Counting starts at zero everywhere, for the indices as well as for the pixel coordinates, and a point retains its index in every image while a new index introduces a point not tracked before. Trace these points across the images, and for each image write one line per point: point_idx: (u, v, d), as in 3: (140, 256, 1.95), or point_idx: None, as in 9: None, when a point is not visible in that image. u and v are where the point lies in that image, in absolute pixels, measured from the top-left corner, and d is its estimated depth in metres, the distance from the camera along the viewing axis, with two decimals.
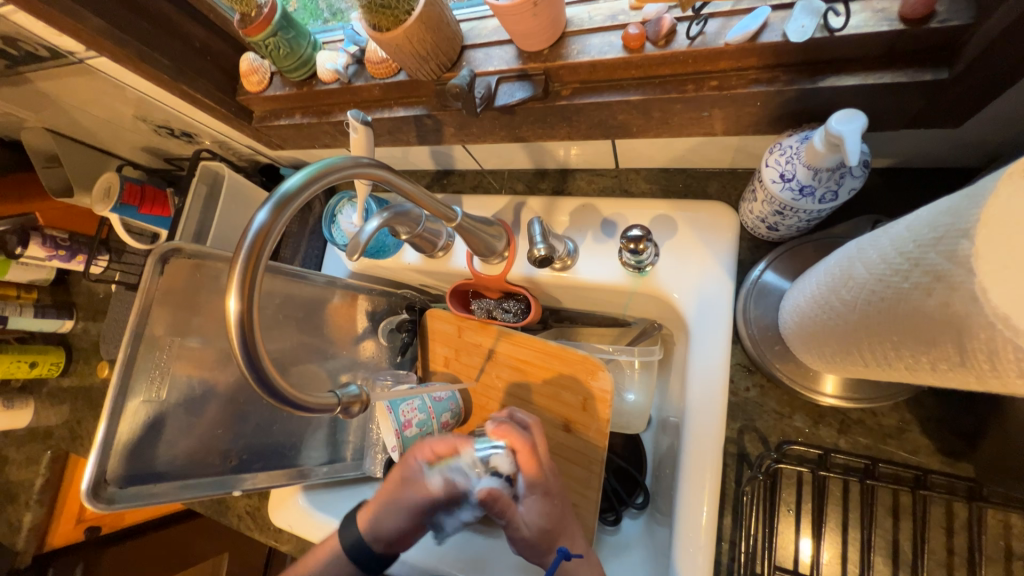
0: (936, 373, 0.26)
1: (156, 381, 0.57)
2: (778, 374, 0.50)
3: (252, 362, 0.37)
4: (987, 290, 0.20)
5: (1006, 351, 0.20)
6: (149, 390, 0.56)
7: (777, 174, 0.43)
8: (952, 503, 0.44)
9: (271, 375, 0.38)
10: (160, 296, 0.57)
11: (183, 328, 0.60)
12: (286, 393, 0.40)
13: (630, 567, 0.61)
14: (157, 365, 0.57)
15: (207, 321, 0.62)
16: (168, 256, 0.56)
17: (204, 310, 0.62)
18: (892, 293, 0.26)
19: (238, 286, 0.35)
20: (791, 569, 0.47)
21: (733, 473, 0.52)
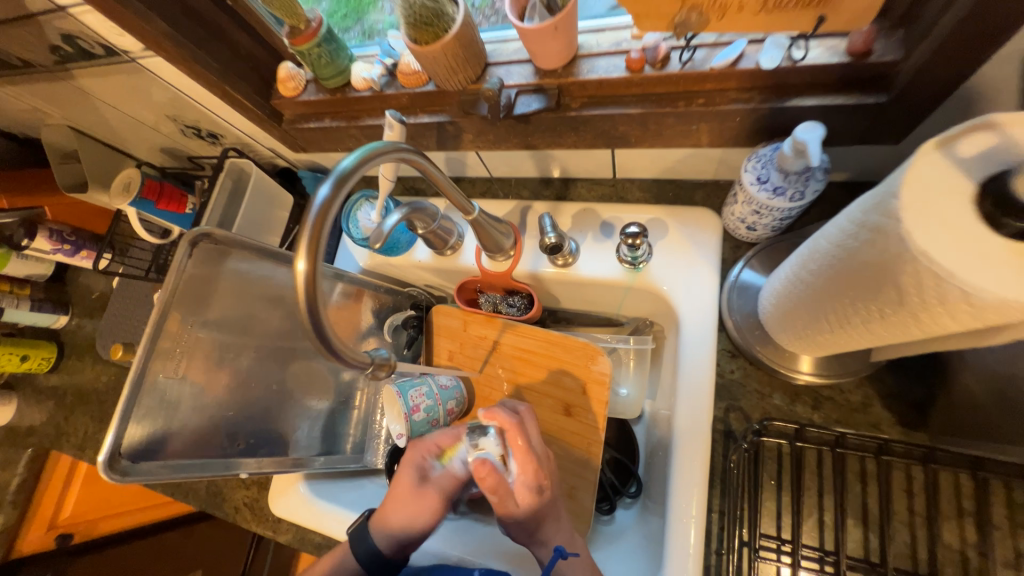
0: (892, 319, 0.32)
1: (176, 358, 0.59)
2: (759, 355, 0.56)
3: (310, 316, 0.40)
4: (910, 232, 0.26)
5: (928, 280, 0.26)
6: (169, 367, 0.58)
7: (756, 177, 0.50)
8: (911, 467, 0.50)
9: (328, 333, 0.42)
10: (185, 284, 0.58)
11: (202, 309, 0.62)
12: (336, 347, 0.43)
13: (625, 552, 0.64)
14: (179, 344, 0.59)
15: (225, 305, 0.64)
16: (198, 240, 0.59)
17: (223, 293, 0.64)
18: (847, 255, 0.33)
19: (305, 251, 0.39)
20: (775, 535, 0.51)
21: (720, 448, 0.57)
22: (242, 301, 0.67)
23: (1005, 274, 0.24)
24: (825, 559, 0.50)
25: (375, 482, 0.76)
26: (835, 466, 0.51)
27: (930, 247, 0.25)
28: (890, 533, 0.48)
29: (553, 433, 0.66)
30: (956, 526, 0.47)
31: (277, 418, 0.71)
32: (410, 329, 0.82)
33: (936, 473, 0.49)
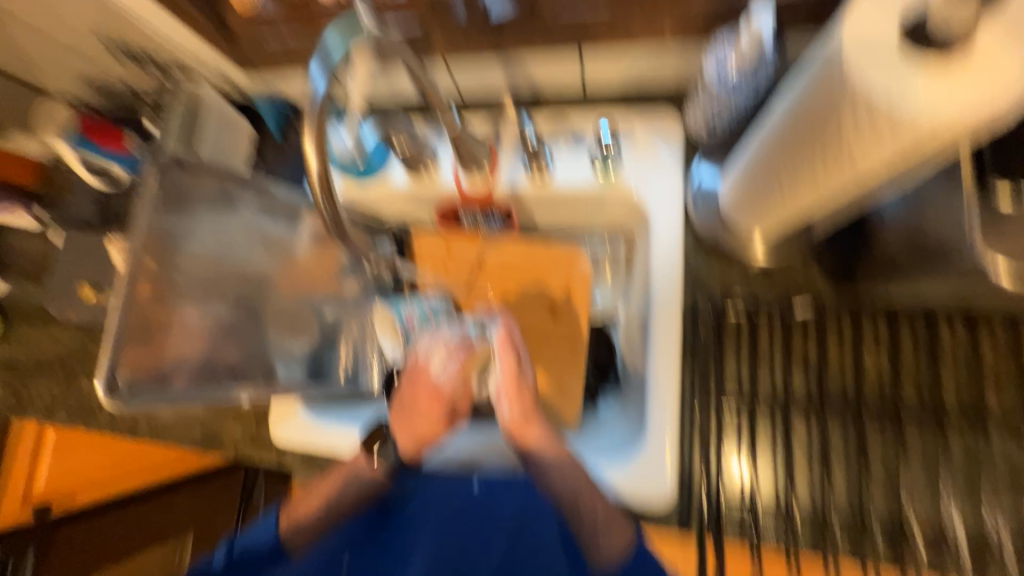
0: (839, 156, 0.38)
1: (160, 289, 0.56)
2: (718, 235, 0.64)
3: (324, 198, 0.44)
4: (849, 53, 0.32)
5: (860, 96, 0.32)
6: (154, 294, 0.55)
7: (716, 72, 0.55)
8: (842, 317, 0.60)
9: (339, 219, 0.45)
10: (160, 207, 0.55)
11: (179, 241, 0.59)
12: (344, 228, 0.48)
13: (611, 438, 0.70)
14: (158, 283, 0.56)
15: (201, 239, 0.62)
16: (167, 166, 0.56)
17: (195, 228, 0.61)
18: (808, 104, 0.38)
19: (314, 133, 0.42)
20: (737, 385, 0.61)
21: (688, 322, 0.65)
22: (225, 234, 0.66)
23: (917, 84, 0.31)
24: (776, 400, 0.59)
25: (372, 405, 0.80)
26: (782, 324, 0.61)
27: (865, 65, 0.31)
28: (825, 369, 0.59)
29: (541, 330, 0.72)
30: (880, 357, 0.58)
31: (270, 348, 0.70)
32: None
33: (861, 317, 0.59)
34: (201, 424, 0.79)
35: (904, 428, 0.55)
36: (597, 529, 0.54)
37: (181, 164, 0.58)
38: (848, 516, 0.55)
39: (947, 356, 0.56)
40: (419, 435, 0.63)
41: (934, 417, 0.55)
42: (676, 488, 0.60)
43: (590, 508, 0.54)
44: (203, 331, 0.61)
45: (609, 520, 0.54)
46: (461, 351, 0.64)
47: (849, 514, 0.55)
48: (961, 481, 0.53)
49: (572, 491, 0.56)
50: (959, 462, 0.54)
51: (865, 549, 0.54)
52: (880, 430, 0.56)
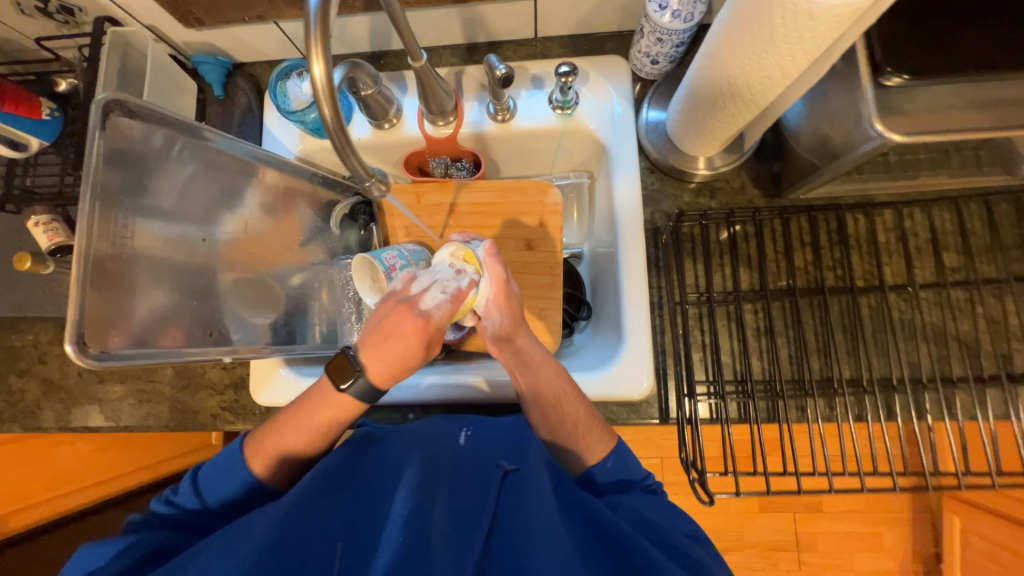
0: (769, 53, 0.46)
1: (121, 242, 0.53)
2: (669, 161, 0.72)
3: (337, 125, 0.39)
4: None
5: None
6: (114, 246, 0.52)
7: (658, 5, 0.61)
8: (775, 222, 0.70)
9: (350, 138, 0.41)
10: (106, 158, 0.51)
11: (139, 192, 0.55)
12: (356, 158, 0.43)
13: (589, 352, 0.77)
14: (119, 234, 0.53)
15: (165, 187, 0.58)
16: (111, 109, 0.52)
17: (155, 178, 0.57)
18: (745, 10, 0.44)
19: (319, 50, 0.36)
20: (696, 287, 0.70)
21: (651, 240, 0.73)
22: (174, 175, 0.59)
23: None
24: (729, 296, 0.69)
25: None
26: (729, 232, 0.70)
27: None
28: (766, 266, 0.68)
29: (520, 267, 0.76)
30: (807, 252, 0.68)
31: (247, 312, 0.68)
32: (360, 219, 0.85)
33: (790, 220, 0.69)
34: (170, 404, 0.75)
35: (831, 303, 0.67)
36: (579, 431, 0.63)
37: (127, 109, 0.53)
38: (795, 383, 0.66)
39: (854, 240, 0.68)
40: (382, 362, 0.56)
41: (852, 290, 0.66)
42: (657, 381, 0.68)
43: (571, 414, 0.63)
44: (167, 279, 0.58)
45: (589, 424, 0.64)
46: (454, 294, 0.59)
47: (794, 380, 0.66)
48: (873, 339, 0.66)
49: (555, 395, 0.63)
50: (871, 324, 0.66)
51: (808, 406, 0.65)
52: (812, 307, 0.67)
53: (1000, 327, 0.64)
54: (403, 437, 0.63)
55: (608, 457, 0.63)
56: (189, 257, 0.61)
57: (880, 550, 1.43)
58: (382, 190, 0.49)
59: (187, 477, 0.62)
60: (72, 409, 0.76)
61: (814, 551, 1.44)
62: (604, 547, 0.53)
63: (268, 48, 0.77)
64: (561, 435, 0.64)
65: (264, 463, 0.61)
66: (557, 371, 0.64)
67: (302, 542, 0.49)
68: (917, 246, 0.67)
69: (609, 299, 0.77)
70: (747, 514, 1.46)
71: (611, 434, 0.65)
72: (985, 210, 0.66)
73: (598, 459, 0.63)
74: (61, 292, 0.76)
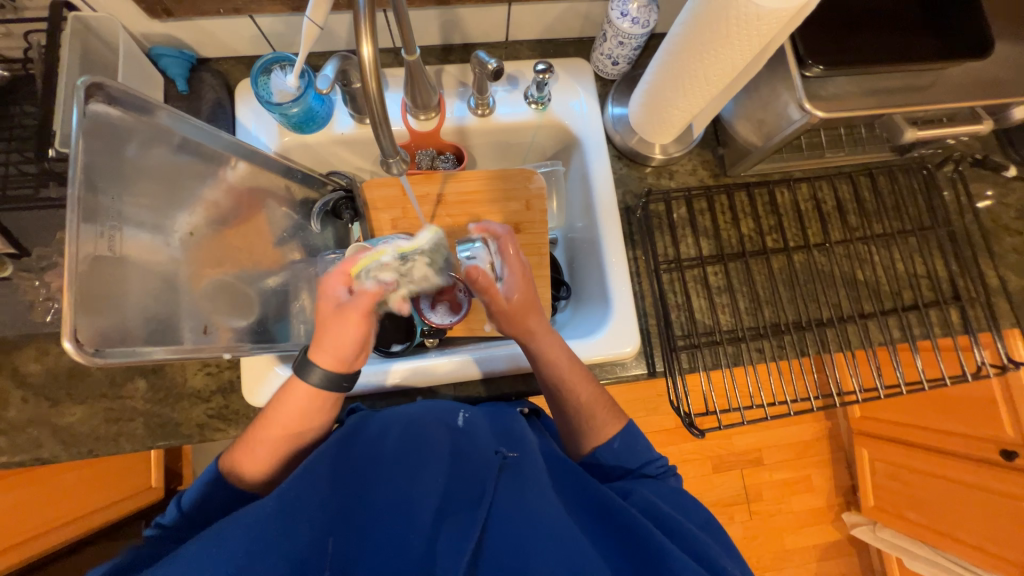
0: (726, 49, 0.55)
1: (107, 237, 0.49)
2: (634, 149, 0.82)
3: (379, 104, 0.45)
4: None
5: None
6: (100, 243, 0.48)
7: (620, 12, 0.70)
8: (725, 197, 0.83)
9: (386, 114, 0.46)
10: (85, 147, 0.47)
11: (121, 186, 0.52)
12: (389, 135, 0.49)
13: (578, 323, 0.84)
14: (104, 230, 0.49)
15: (143, 182, 0.54)
16: (89, 92, 0.48)
17: (134, 169, 0.53)
18: (705, 13, 0.53)
19: (367, 36, 0.42)
20: (668, 256, 0.80)
21: (625, 218, 0.83)
22: (147, 171, 0.55)
23: None
24: (695, 261, 0.80)
25: None
26: (688, 208, 0.82)
27: None
28: (718, 234, 0.81)
29: None
30: (749, 221, 0.82)
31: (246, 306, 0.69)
32: (343, 213, 0.84)
33: (736, 195, 0.83)
34: (145, 420, 0.70)
35: (772, 261, 0.81)
36: (584, 410, 0.68)
37: (106, 93, 0.49)
38: (753, 329, 0.78)
39: (783, 209, 0.83)
40: (327, 347, 0.60)
41: (786, 249, 0.81)
42: (640, 342, 0.76)
43: (579, 397, 0.68)
44: (147, 281, 0.54)
45: (596, 404, 0.69)
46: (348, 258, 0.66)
47: (753, 327, 0.78)
48: (806, 288, 0.80)
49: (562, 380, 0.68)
50: (803, 275, 0.81)
51: (764, 347, 0.77)
52: (759, 266, 0.81)
53: (892, 271, 0.81)
54: (398, 421, 0.67)
55: (614, 438, 0.67)
56: (167, 261, 0.57)
57: (812, 490, 1.65)
58: (401, 168, 0.55)
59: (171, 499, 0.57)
60: (18, 442, 0.68)
61: (761, 500, 1.62)
62: (610, 532, 0.57)
63: (238, 43, 0.76)
64: (569, 414, 0.69)
65: (265, 460, 0.60)
66: (565, 357, 0.68)
67: (298, 534, 0.50)
68: (828, 211, 0.83)
69: (589, 274, 0.86)
70: (704, 476, 1.61)
71: (620, 415, 0.70)
72: (870, 180, 0.84)
73: (604, 438, 0.68)
74: None
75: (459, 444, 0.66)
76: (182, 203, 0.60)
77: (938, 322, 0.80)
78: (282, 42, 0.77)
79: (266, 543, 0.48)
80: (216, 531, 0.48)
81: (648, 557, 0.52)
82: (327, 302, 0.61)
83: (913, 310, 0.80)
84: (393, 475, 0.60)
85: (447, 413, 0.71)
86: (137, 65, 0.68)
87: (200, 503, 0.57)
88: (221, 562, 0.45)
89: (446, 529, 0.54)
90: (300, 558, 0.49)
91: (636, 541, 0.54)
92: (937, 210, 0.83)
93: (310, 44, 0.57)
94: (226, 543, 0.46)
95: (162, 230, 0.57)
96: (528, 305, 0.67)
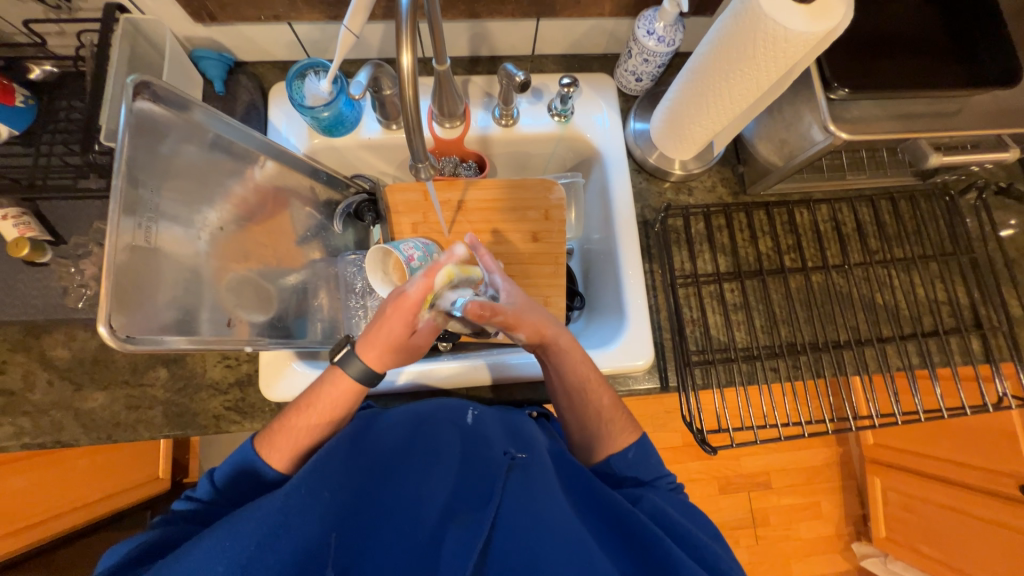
0: (750, 70, 0.55)
1: (145, 230, 0.51)
2: (653, 163, 0.82)
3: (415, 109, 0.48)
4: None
5: (765, 23, 0.49)
6: (137, 235, 0.50)
7: (647, 30, 0.72)
8: (745, 215, 0.83)
9: (419, 118, 0.49)
10: (130, 143, 0.50)
11: (159, 181, 0.54)
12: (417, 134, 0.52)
13: (592, 334, 0.84)
14: (142, 222, 0.51)
15: (180, 178, 0.56)
16: (138, 90, 0.50)
17: (172, 165, 0.55)
18: (730, 35, 0.54)
19: (407, 44, 0.44)
20: (685, 271, 0.80)
21: (643, 231, 0.83)
22: (182, 166, 0.57)
23: (797, 17, 0.48)
24: (712, 277, 0.80)
25: None
26: (706, 224, 0.82)
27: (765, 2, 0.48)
28: (736, 252, 0.81)
29: (527, 258, 0.84)
30: (768, 239, 0.82)
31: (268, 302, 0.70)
32: (366, 215, 0.86)
33: (754, 213, 0.83)
34: (164, 408, 0.72)
35: (789, 280, 0.80)
36: (603, 416, 0.67)
37: (152, 93, 0.52)
38: (768, 348, 0.78)
39: (802, 229, 0.83)
40: (380, 359, 0.61)
41: (805, 269, 0.80)
42: (653, 356, 0.76)
43: (597, 402, 0.67)
44: (179, 273, 0.56)
45: (612, 413, 0.67)
46: (425, 271, 0.57)
47: (768, 346, 0.78)
48: (824, 309, 0.80)
49: (581, 382, 0.67)
50: (820, 296, 0.80)
51: (779, 366, 0.77)
52: (776, 284, 0.80)
53: (912, 296, 0.80)
54: (412, 419, 0.67)
55: (630, 448, 0.66)
56: (197, 254, 0.59)
57: (821, 517, 1.61)
58: (428, 172, 0.60)
59: (204, 474, 0.60)
60: (40, 424, 0.70)
61: (768, 526, 1.59)
62: (620, 537, 0.57)
63: (275, 49, 0.79)
64: (587, 418, 0.68)
65: (297, 446, 0.60)
66: (584, 358, 0.67)
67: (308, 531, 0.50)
68: (847, 233, 0.83)
69: (605, 286, 0.86)
70: (711, 496, 1.58)
71: (635, 426, 0.69)
72: (891, 204, 0.84)
73: (617, 448, 0.67)
74: (27, 293, 0.70)
75: (468, 441, 0.67)
76: (215, 200, 0.62)
77: (958, 350, 0.79)
78: (317, 49, 0.80)
79: (277, 537, 0.48)
80: (227, 524, 0.48)
81: (652, 562, 0.54)
82: (398, 322, 0.58)
83: (933, 336, 0.79)
84: (401, 474, 0.62)
85: (458, 410, 0.70)
86: (179, 66, 0.72)
87: (228, 482, 0.59)
88: (234, 557, 0.46)
89: (452, 531, 0.57)
90: (310, 552, 0.50)
91: (642, 548, 0.55)
92: (959, 237, 0.82)
93: (345, 53, 0.59)
94: (237, 538, 0.47)
95: (194, 224, 0.59)
96: (531, 312, 0.64)
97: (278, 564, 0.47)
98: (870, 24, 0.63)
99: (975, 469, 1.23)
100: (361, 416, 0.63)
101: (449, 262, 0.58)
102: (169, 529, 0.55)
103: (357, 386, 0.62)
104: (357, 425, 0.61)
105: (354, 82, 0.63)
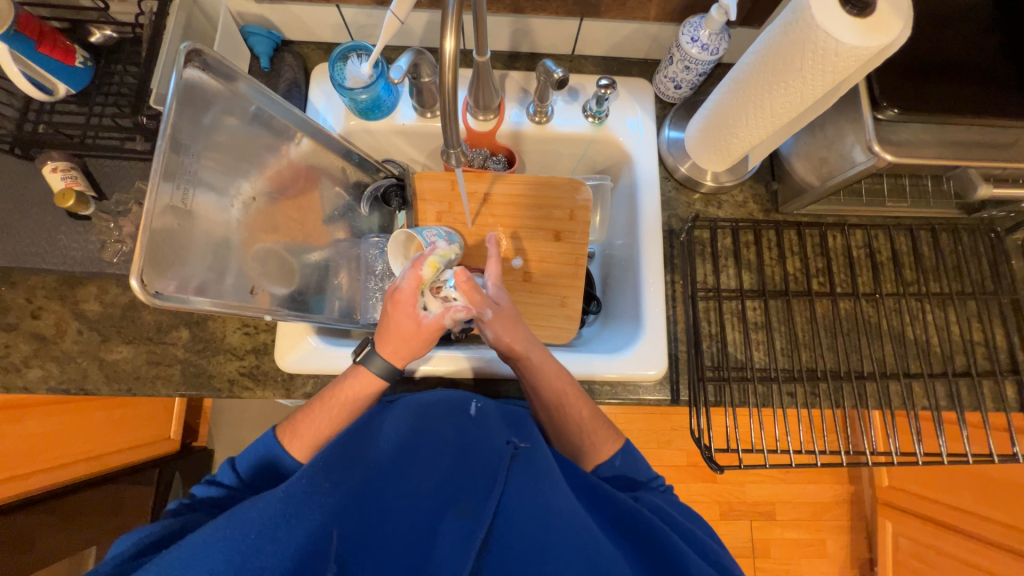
0: (797, 82, 0.54)
1: (182, 194, 0.53)
2: (684, 172, 0.81)
3: (454, 93, 0.48)
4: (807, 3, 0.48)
5: (816, 35, 0.48)
6: (175, 197, 0.52)
7: (690, 37, 0.70)
8: (775, 233, 0.81)
9: (457, 102, 0.49)
10: (178, 108, 0.51)
11: (198, 148, 0.55)
12: (453, 118, 0.52)
13: (604, 342, 0.83)
14: (180, 187, 0.53)
15: (218, 148, 0.58)
16: (190, 58, 0.51)
17: (212, 132, 0.57)
18: (778, 46, 0.53)
19: (453, 26, 0.44)
20: (709, 285, 0.79)
21: (668, 241, 0.82)
22: (224, 137, 0.59)
23: (851, 31, 0.46)
24: (735, 293, 0.79)
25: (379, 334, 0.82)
26: (732, 238, 0.81)
27: (817, 14, 0.47)
28: (761, 269, 0.79)
29: (547, 257, 0.84)
30: (798, 260, 0.80)
31: (292, 273, 0.71)
32: (393, 199, 0.87)
33: (784, 233, 0.81)
34: (182, 367, 0.74)
35: (816, 305, 0.78)
36: (586, 430, 0.66)
37: (205, 65, 0.53)
38: (787, 371, 0.76)
39: (833, 254, 0.80)
40: (398, 354, 0.64)
41: (832, 293, 0.78)
42: (666, 367, 0.75)
43: (578, 414, 0.66)
44: (208, 241, 0.57)
45: (596, 424, 0.67)
46: (413, 263, 0.63)
47: (787, 369, 0.76)
48: (849, 338, 0.77)
49: (557, 397, 0.66)
50: (847, 323, 0.78)
51: (797, 391, 0.75)
52: (801, 307, 0.78)
53: (946, 333, 0.77)
54: (417, 406, 0.68)
55: (616, 456, 0.66)
56: (227, 226, 0.60)
57: (824, 556, 1.56)
58: (459, 159, 0.60)
59: (228, 461, 0.63)
60: (67, 370, 0.73)
61: (768, 558, 1.54)
62: (625, 534, 0.56)
63: (322, 30, 0.81)
64: (571, 434, 0.67)
65: (321, 436, 0.63)
66: (561, 372, 0.67)
67: (310, 519, 0.51)
68: (881, 261, 0.80)
69: (624, 293, 0.84)
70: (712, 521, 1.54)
71: (617, 433, 0.69)
72: (931, 236, 0.80)
73: (606, 456, 0.66)
74: (67, 244, 0.73)
75: (471, 431, 0.67)
76: (250, 172, 0.63)
77: (991, 395, 0.75)
78: (362, 33, 0.81)
79: (279, 527, 0.49)
80: (228, 515, 0.49)
81: (662, 560, 0.53)
82: (403, 315, 0.62)
83: (964, 376, 0.75)
84: (405, 466, 0.62)
85: (460, 402, 0.70)
86: (229, 39, 0.74)
87: (251, 472, 0.62)
88: (234, 545, 0.47)
89: (450, 519, 0.57)
90: (310, 542, 0.50)
91: (651, 548, 0.54)
92: (1002, 277, 0.78)
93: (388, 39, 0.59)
94: (238, 526, 0.48)
95: (226, 194, 0.60)
96: (511, 319, 0.66)
97: (280, 554, 0.48)
98: (926, 45, 0.61)
99: (988, 521, 1.18)
100: (370, 409, 0.65)
101: (431, 252, 0.65)
102: (190, 516, 0.57)
103: (378, 381, 0.64)
104: (361, 417, 0.63)
105: (394, 66, 0.63)
